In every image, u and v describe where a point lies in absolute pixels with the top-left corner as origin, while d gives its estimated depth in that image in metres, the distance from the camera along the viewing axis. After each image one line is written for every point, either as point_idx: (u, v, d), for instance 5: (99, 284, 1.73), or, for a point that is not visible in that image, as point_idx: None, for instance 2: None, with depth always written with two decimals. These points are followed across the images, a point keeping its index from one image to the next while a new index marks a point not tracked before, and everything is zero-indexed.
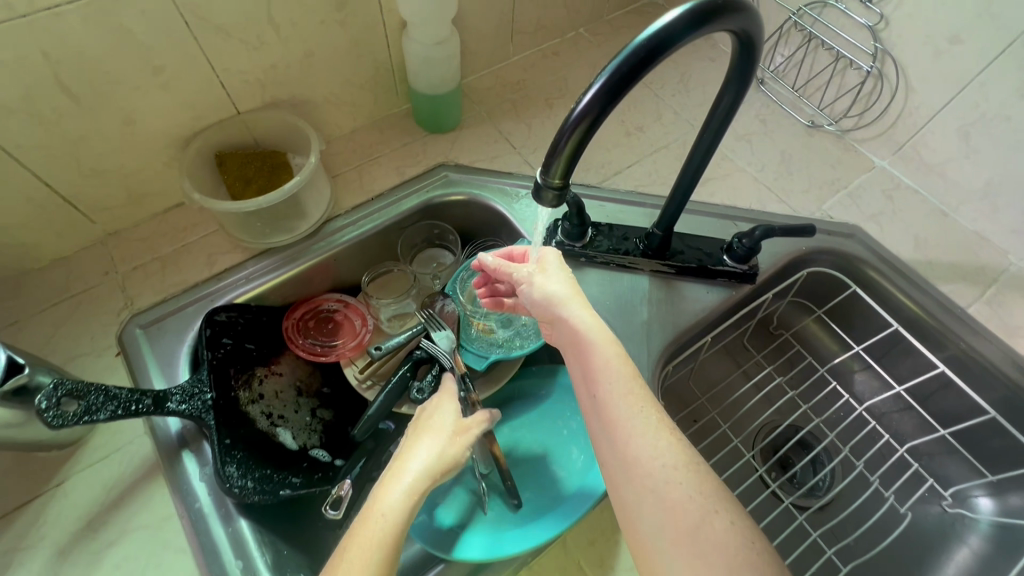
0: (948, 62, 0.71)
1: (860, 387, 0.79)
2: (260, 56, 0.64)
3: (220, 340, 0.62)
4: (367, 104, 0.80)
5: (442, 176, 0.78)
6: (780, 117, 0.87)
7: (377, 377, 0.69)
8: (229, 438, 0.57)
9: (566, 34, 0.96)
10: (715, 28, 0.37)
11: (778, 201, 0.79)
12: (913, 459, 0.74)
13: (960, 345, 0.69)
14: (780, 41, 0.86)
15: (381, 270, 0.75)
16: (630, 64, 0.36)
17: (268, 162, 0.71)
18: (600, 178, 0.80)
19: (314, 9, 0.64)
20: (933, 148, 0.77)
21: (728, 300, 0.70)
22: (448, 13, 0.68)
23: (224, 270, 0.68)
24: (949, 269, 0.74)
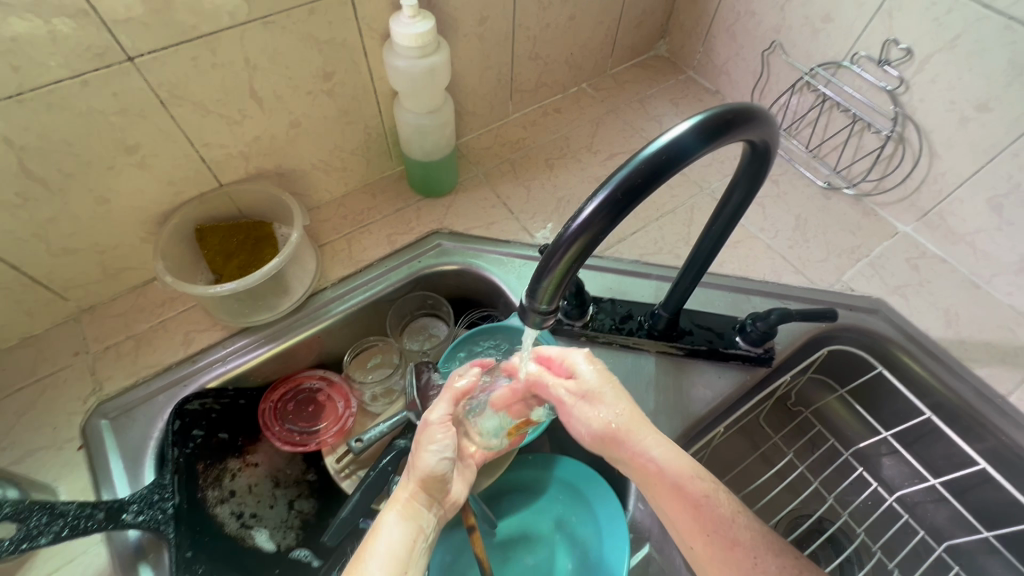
0: (974, 131, 0.65)
1: (889, 473, 0.71)
2: (242, 129, 0.62)
3: (190, 433, 0.58)
4: (359, 167, 0.77)
5: (436, 244, 0.73)
6: (794, 178, 0.83)
7: (356, 466, 0.64)
8: (191, 549, 0.53)
9: (569, 89, 0.93)
10: (725, 142, 0.33)
11: (794, 271, 0.74)
12: (952, 560, 0.65)
13: (1000, 437, 0.62)
14: (794, 95, 0.82)
15: (364, 344, 0.71)
16: (635, 179, 0.31)
17: (251, 235, 0.68)
18: (603, 246, 0.75)
19: (300, 81, 0.62)
20: (961, 217, 0.71)
21: (742, 385, 0.64)
22: (437, 82, 0.65)
23: (200, 350, 0.64)
24: (985, 348, 0.67)
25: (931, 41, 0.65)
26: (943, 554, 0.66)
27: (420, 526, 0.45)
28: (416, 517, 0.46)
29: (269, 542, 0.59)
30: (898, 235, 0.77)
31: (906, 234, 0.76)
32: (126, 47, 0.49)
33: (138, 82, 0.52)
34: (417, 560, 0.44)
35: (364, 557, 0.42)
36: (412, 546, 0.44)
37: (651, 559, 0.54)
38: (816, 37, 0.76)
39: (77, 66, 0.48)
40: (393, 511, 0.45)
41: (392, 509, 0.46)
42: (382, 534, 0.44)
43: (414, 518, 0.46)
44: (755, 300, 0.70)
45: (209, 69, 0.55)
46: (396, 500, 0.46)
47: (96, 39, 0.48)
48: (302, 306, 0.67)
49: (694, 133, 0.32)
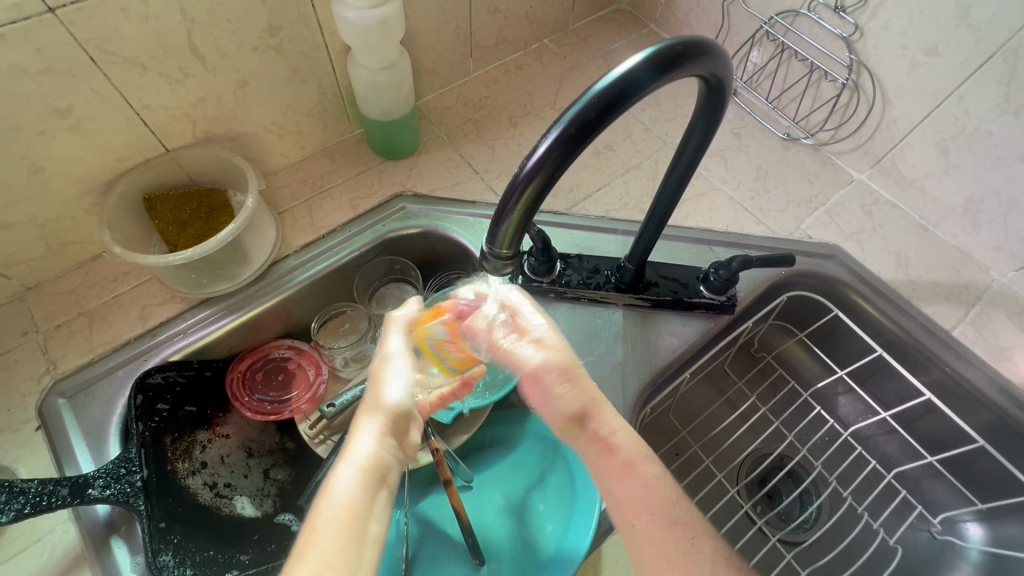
0: (924, 75, 0.67)
1: (845, 410, 0.75)
2: (184, 89, 0.58)
3: (154, 408, 0.57)
4: (315, 130, 0.74)
5: (399, 207, 0.72)
6: (755, 129, 0.84)
7: (330, 431, 0.64)
8: (164, 520, 0.52)
9: (530, 46, 0.91)
10: (679, 77, 0.33)
11: (755, 221, 0.75)
12: (900, 485, 0.70)
13: (944, 370, 0.66)
14: (753, 46, 0.82)
15: (333, 312, 0.70)
16: (588, 113, 0.31)
17: (205, 203, 0.65)
18: (569, 204, 0.75)
19: (244, 36, 0.58)
20: (911, 162, 0.73)
21: (707, 332, 0.66)
22: (391, 38, 0.63)
23: (159, 324, 0.62)
24: (932, 288, 0.71)
25: None
26: (894, 480, 0.71)
27: (386, 475, 0.41)
28: (384, 457, 0.42)
29: (245, 508, 0.59)
30: (854, 182, 0.79)
31: (861, 181, 0.79)
32: None
33: (63, 36, 0.48)
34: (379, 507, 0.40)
35: (321, 512, 0.38)
36: (374, 494, 0.40)
37: None
38: None
39: None
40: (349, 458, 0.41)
41: (352, 452, 0.41)
42: (337, 484, 0.39)
43: (384, 456, 0.42)
44: (718, 251, 0.71)
45: (142, 22, 0.51)
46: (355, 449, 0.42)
47: None
48: (264, 274, 0.66)
49: (647, 66, 0.32)
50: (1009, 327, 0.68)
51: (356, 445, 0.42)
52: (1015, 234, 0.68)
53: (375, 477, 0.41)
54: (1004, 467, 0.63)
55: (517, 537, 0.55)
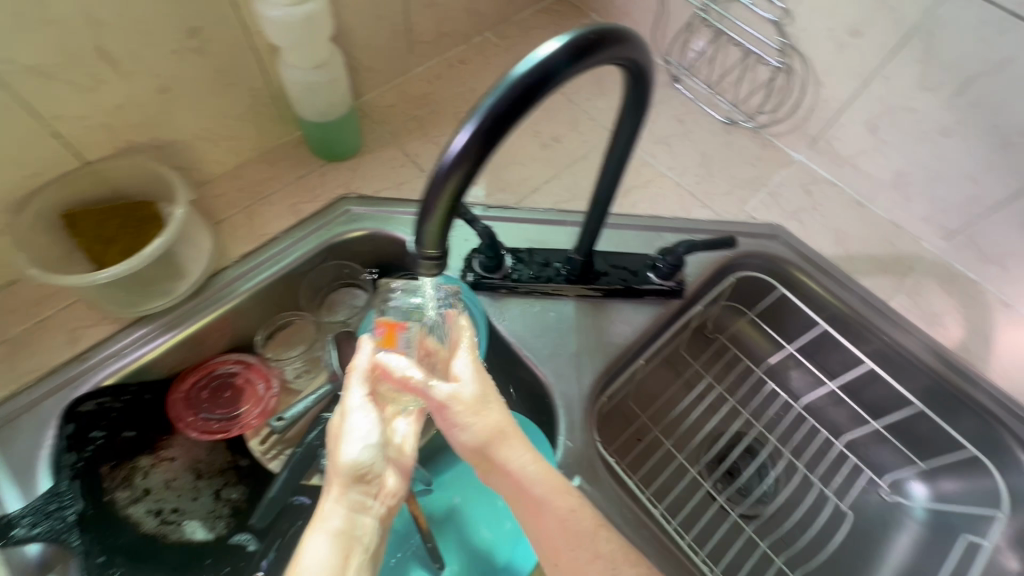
0: (850, 56, 0.69)
1: (797, 384, 0.77)
2: (98, 97, 0.55)
3: (86, 437, 0.54)
4: (250, 134, 0.71)
5: (344, 210, 0.70)
6: (698, 115, 0.85)
7: (283, 445, 0.62)
8: (102, 554, 0.51)
9: (473, 39, 0.90)
10: (596, 64, 0.33)
11: (701, 206, 0.77)
12: (851, 452, 0.73)
13: (883, 339, 0.69)
14: (691, 33, 0.83)
15: (279, 322, 0.68)
16: (503, 104, 0.30)
17: (132, 217, 0.61)
18: (518, 197, 0.75)
19: (159, 39, 0.55)
20: (845, 141, 0.76)
21: (659, 318, 0.67)
22: (320, 36, 0.61)
23: (90, 347, 0.59)
24: (869, 261, 0.73)
25: None
26: (845, 448, 0.74)
27: (357, 536, 0.43)
28: (352, 524, 0.43)
29: (195, 533, 0.56)
30: (793, 162, 0.81)
31: (800, 161, 0.81)
32: None
33: None
34: (354, 573, 0.41)
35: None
36: (348, 560, 0.41)
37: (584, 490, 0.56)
38: None
39: None
40: (320, 529, 0.42)
41: (320, 521, 0.42)
42: (306, 557, 0.40)
43: (352, 522, 0.43)
44: (666, 236, 0.72)
45: (41, 26, 0.48)
46: (324, 519, 0.42)
47: None
48: (203, 288, 0.63)
49: (563, 55, 0.31)
50: (941, 294, 0.71)
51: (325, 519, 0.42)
52: (943, 206, 0.71)
53: (347, 544, 0.42)
54: (942, 428, 0.66)
55: (479, 537, 0.55)
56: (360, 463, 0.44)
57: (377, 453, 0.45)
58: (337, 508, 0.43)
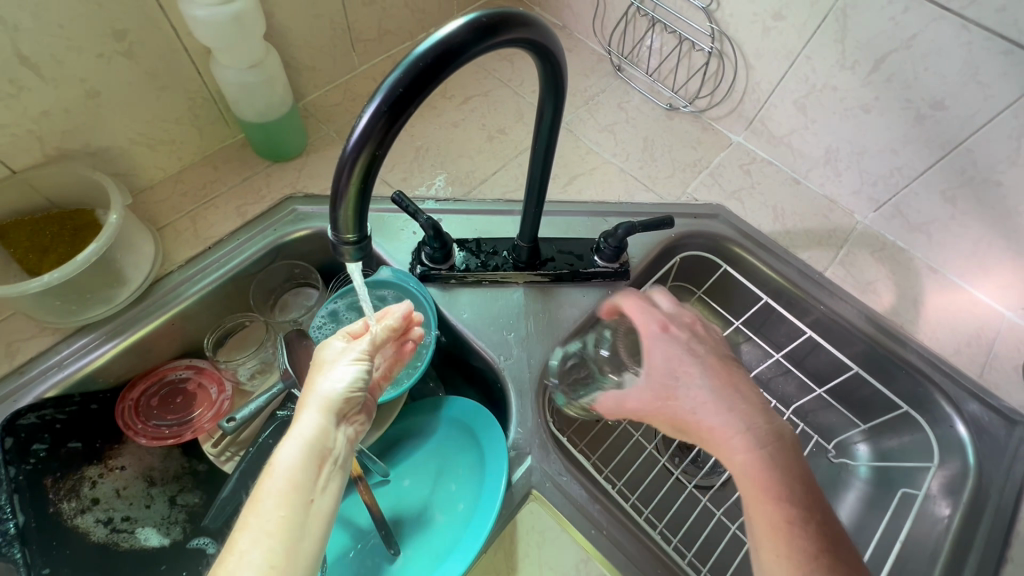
0: (775, 39, 0.72)
1: (746, 357, 0.80)
2: (22, 104, 0.54)
3: (29, 449, 0.53)
4: (190, 138, 0.70)
5: (290, 210, 0.70)
6: (640, 103, 0.88)
7: (237, 447, 0.62)
8: (48, 566, 0.50)
9: (417, 36, 0.90)
10: (498, 45, 0.34)
11: (646, 190, 0.79)
12: (799, 419, 0.76)
13: (820, 308, 0.72)
14: (629, 23, 0.86)
15: (229, 325, 0.67)
16: (400, 84, 0.31)
17: (68, 225, 0.61)
18: (467, 189, 0.76)
19: (83, 43, 0.55)
20: (777, 121, 0.79)
21: (606, 299, 0.68)
22: (253, 36, 0.61)
23: (29, 360, 0.58)
24: (805, 235, 0.77)
25: None
26: (793, 416, 0.77)
27: (330, 450, 0.44)
28: (325, 436, 0.44)
29: (149, 539, 0.56)
30: (732, 144, 0.84)
31: (739, 142, 0.84)
32: None
33: None
34: (328, 480, 0.42)
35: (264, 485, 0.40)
36: (320, 469, 0.42)
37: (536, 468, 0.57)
38: None
39: None
40: (293, 435, 0.43)
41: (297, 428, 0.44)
42: (281, 456, 0.42)
43: (326, 433, 0.44)
44: (612, 221, 0.74)
45: None
46: (297, 430, 0.44)
47: None
48: (146, 294, 0.62)
49: (461, 37, 0.32)
50: (873, 263, 0.75)
51: (299, 424, 0.44)
52: (870, 179, 0.74)
53: (322, 451, 0.43)
54: (878, 390, 0.69)
55: (432, 522, 0.56)
56: (338, 387, 0.47)
57: (354, 379, 0.48)
58: (312, 417, 0.45)
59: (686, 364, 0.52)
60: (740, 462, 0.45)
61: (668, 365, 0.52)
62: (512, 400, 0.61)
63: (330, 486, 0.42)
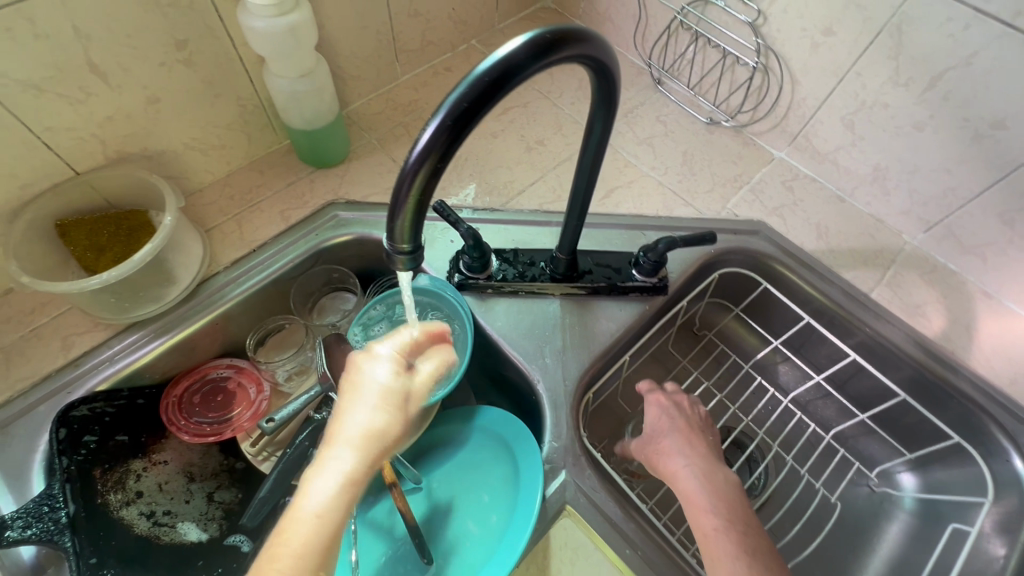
0: (824, 54, 0.71)
1: (784, 378, 0.78)
2: (89, 109, 0.57)
3: (80, 441, 0.55)
4: (240, 144, 0.73)
5: (333, 216, 0.71)
6: (680, 116, 0.87)
7: (273, 447, 0.63)
8: (95, 555, 0.51)
9: (458, 47, 0.92)
10: (558, 60, 0.34)
11: (684, 204, 0.78)
12: (839, 445, 0.74)
13: (866, 331, 0.69)
14: (671, 37, 0.85)
15: (269, 326, 0.69)
16: (465, 101, 0.32)
17: (124, 225, 0.63)
18: (504, 199, 0.76)
19: (148, 52, 0.57)
20: (823, 137, 0.77)
21: (643, 314, 0.68)
22: (305, 48, 0.63)
23: (83, 354, 0.60)
24: (850, 254, 0.74)
25: None
26: (833, 440, 0.74)
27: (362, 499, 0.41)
28: (358, 471, 0.41)
29: (188, 534, 0.57)
30: (774, 160, 0.83)
31: (781, 158, 0.83)
32: None
33: None
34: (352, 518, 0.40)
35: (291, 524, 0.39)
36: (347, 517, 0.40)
37: (570, 483, 0.56)
38: None
39: None
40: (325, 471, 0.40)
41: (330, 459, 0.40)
42: (311, 494, 0.39)
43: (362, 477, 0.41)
44: (650, 234, 0.74)
45: (33, 42, 0.50)
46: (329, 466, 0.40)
47: None
48: (193, 294, 0.64)
49: (523, 52, 0.33)
50: (922, 285, 0.72)
51: (330, 458, 0.40)
52: (921, 199, 0.72)
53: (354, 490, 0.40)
54: (926, 418, 0.66)
55: (466, 533, 0.56)
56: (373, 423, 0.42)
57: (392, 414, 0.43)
58: (344, 452, 0.41)
59: (659, 418, 0.61)
60: (677, 479, 0.55)
61: (652, 427, 0.61)
62: (546, 412, 0.60)
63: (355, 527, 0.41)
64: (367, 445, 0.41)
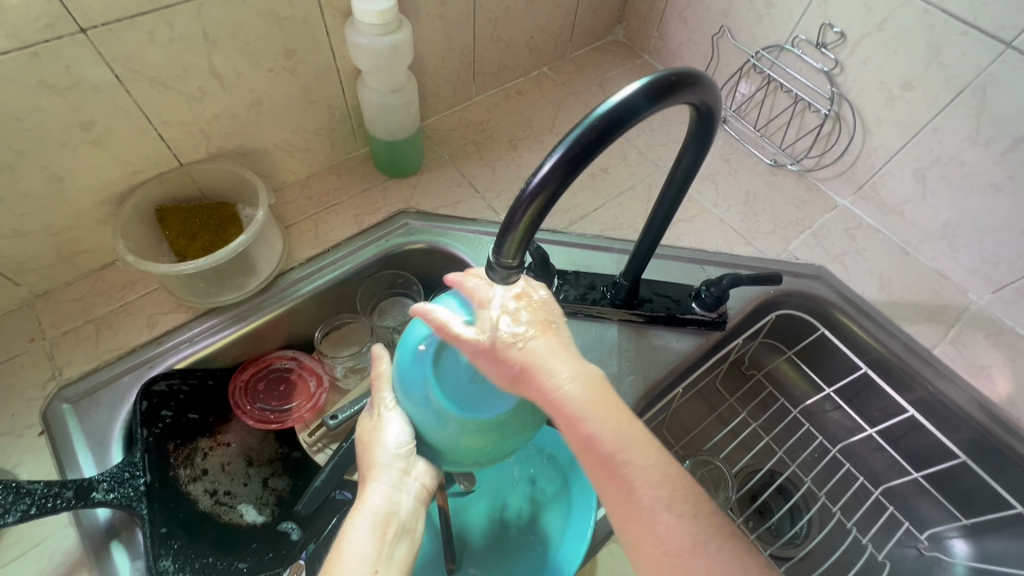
0: (900, 108, 0.71)
1: (833, 427, 0.76)
2: (202, 107, 0.61)
3: (158, 414, 0.58)
4: (323, 148, 0.77)
5: (403, 223, 0.74)
6: (744, 156, 0.88)
7: (328, 439, 0.65)
8: (165, 525, 0.53)
9: (531, 73, 0.95)
10: (673, 102, 0.37)
11: (745, 242, 0.79)
12: (888, 501, 0.72)
13: (926, 387, 0.68)
14: (741, 78, 0.87)
15: (337, 322, 0.71)
16: (589, 135, 0.34)
17: (215, 215, 0.67)
18: (567, 222, 0.78)
19: (260, 58, 0.61)
20: (891, 189, 0.77)
21: (699, 347, 0.68)
22: (399, 65, 0.67)
23: (165, 332, 0.63)
24: (913, 308, 0.74)
25: (861, 26, 0.70)
26: (881, 496, 0.72)
27: (394, 518, 0.47)
28: (392, 505, 0.47)
29: (246, 515, 0.60)
30: (837, 207, 0.83)
31: (845, 206, 0.83)
32: (78, 18, 0.48)
33: (91, 55, 0.51)
34: (392, 551, 0.45)
35: (337, 565, 0.43)
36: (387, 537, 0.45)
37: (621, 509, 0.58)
38: (761, 21, 0.80)
39: (26, 37, 0.47)
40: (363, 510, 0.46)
41: (359, 512, 0.46)
42: (349, 539, 0.44)
43: (393, 503, 0.47)
44: (709, 270, 0.74)
45: (167, 43, 0.54)
46: (367, 504, 0.47)
47: (46, 8, 0.47)
48: (269, 285, 0.67)
49: (645, 92, 0.35)
50: (988, 347, 0.71)
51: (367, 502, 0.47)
52: (991, 259, 0.71)
53: (389, 524, 0.46)
54: (985, 482, 0.64)
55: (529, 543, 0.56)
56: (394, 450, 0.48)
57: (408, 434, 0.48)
58: (379, 492, 0.47)
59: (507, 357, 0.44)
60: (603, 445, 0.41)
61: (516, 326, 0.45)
62: None
63: (392, 558, 0.45)
64: (396, 482, 0.48)
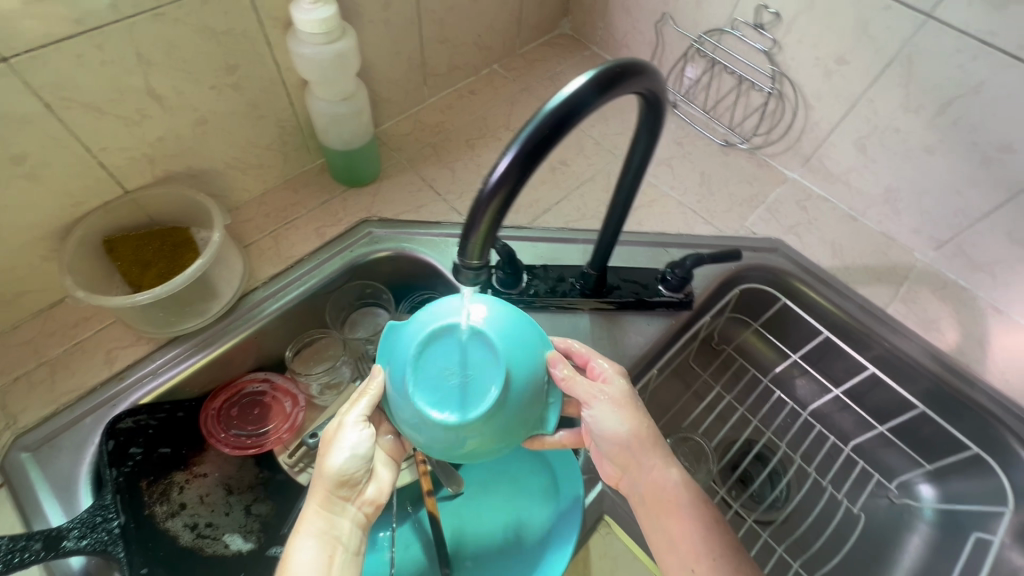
0: (837, 82, 0.74)
1: (803, 392, 0.80)
2: (143, 130, 0.59)
3: (126, 453, 0.56)
4: (277, 162, 0.75)
5: (366, 233, 0.73)
6: (696, 139, 0.91)
7: (310, 458, 0.64)
8: (144, 565, 0.52)
9: (482, 71, 0.95)
10: (622, 90, 0.37)
11: (704, 222, 0.81)
12: (859, 457, 0.76)
13: (883, 345, 0.72)
14: (687, 63, 0.89)
15: (307, 340, 0.70)
16: (541, 132, 0.34)
17: (167, 241, 0.64)
18: (530, 218, 0.79)
19: (200, 76, 0.59)
20: (835, 159, 0.81)
21: (669, 328, 0.70)
22: (346, 73, 0.66)
23: (126, 367, 0.61)
24: (865, 272, 0.77)
25: (794, 6, 0.73)
26: (852, 453, 0.76)
27: (337, 538, 0.45)
28: (333, 526, 0.46)
29: (232, 545, 0.58)
30: (788, 180, 0.86)
31: (795, 179, 0.86)
32: None
33: (15, 85, 0.48)
34: (340, 572, 0.44)
35: None
36: (334, 561, 0.44)
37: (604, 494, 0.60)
38: (700, 7, 0.83)
39: None
40: (306, 531, 0.45)
41: (304, 530, 0.45)
42: (295, 557, 0.44)
43: (333, 523, 0.46)
44: (673, 252, 0.76)
45: (98, 67, 0.52)
46: (306, 522, 0.45)
47: None
48: (232, 308, 0.65)
49: (592, 85, 0.36)
50: (935, 302, 0.75)
51: (309, 523, 0.45)
52: (931, 218, 0.75)
53: (335, 547, 0.45)
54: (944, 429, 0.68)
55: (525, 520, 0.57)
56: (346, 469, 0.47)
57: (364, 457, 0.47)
58: (318, 511, 0.46)
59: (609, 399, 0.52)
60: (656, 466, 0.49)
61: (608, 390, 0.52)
62: None
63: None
64: (340, 500, 0.47)
